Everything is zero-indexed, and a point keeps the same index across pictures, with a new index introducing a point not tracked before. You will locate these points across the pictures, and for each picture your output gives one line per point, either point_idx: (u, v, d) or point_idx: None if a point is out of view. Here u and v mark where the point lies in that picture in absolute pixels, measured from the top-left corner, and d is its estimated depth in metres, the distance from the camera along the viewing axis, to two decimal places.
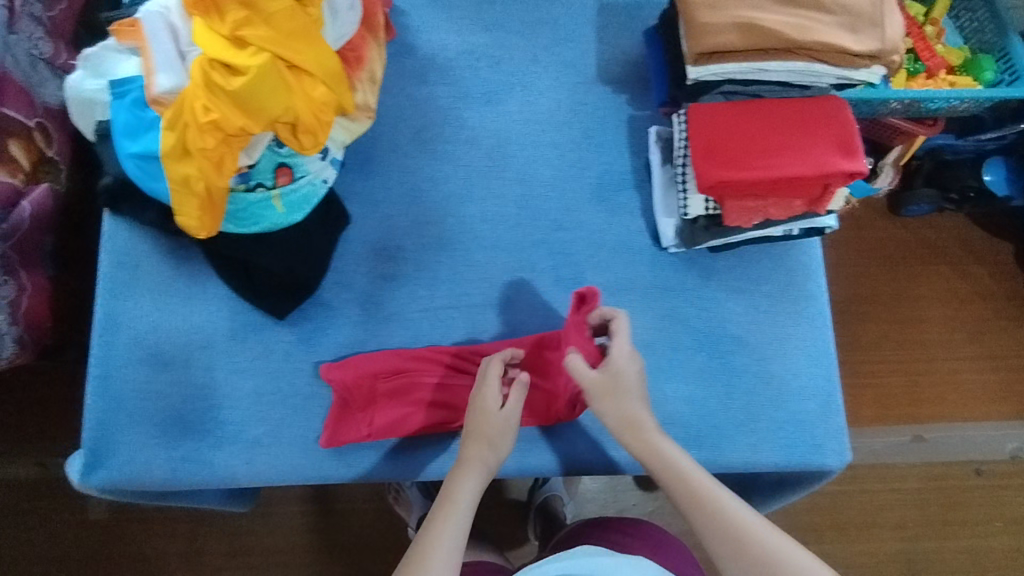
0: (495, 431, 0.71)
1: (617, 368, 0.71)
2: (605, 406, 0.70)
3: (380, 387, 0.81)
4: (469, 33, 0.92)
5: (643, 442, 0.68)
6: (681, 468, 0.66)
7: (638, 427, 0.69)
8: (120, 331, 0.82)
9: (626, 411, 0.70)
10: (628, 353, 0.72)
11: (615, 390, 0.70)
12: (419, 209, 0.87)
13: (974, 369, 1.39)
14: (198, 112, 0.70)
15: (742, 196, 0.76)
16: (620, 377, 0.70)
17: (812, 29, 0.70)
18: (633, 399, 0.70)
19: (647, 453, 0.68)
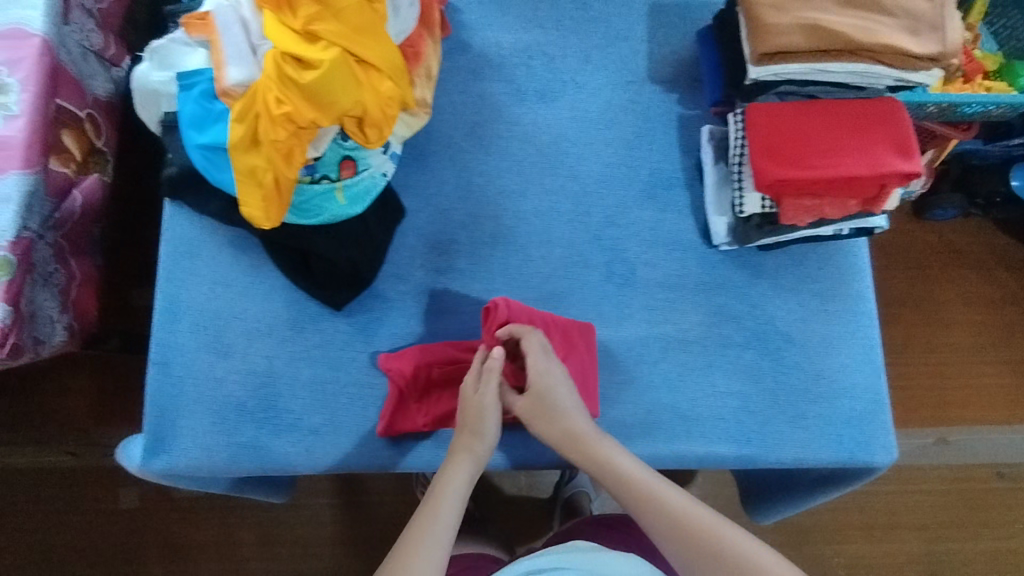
0: (467, 432, 0.74)
1: (544, 382, 0.75)
2: (541, 423, 0.75)
3: (436, 377, 0.83)
4: (523, 32, 0.93)
5: (584, 452, 0.71)
6: (622, 468, 0.68)
7: (578, 439, 0.72)
8: (183, 319, 0.84)
9: (563, 422, 0.73)
10: (544, 369, 0.77)
11: (545, 408, 0.74)
12: (474, 204, 0.89)
13: (1000, 373, 1.40)
14: (271, 104, 0.71)
15: (799, 195, 0.77)
16: (548, 392, 0.75)
17: (874, 32, 0.72)
18: (568, 411, 0.74)
19: (592, 459, 0.70)
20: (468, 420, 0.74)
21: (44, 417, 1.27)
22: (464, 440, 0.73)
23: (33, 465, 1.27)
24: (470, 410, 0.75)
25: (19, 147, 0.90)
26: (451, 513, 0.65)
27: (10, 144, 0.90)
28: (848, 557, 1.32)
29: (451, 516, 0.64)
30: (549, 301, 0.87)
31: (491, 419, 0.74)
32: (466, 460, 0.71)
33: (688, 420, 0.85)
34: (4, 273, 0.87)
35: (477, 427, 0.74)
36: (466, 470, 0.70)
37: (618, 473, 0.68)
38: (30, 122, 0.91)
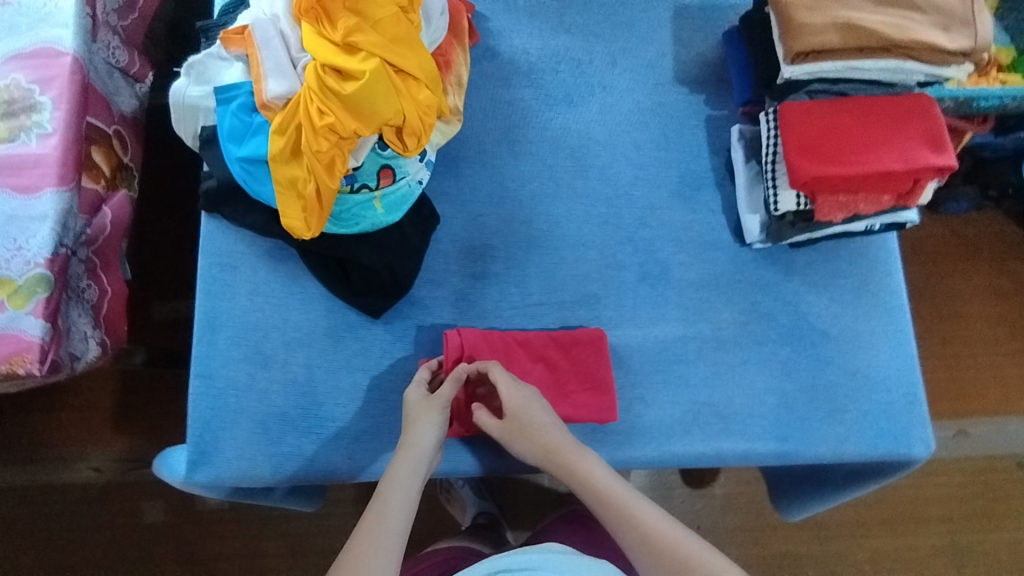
0: (411, 430, 0.75)
1: (517, 401, 0.77)
2: (519, 439, 0.77)
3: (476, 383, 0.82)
4: (550, 37, 0.94)
5: (563, 465, 0.74)
6: (600, 482, 0.71)
7: (555, 452, 0.75)
8: (221, 330, 0.83)
9: (541, 437, 0.76)
10: (515, 392, 0.78)
11: (519, 426, 0.77)
12: (507, 209, 0.89)
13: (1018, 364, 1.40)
14: (314, 116, 0.72)
15: (835, 191, 0.78)
16: (522, 410, 0.77)
17: (908, 29, 0.73)
18: (545, 427, 0.76)
19: (570, 472, 0.73)
20: (416, 422, 0.76)
21: (67, 433, 1.27)
22: (411, 439, 0.75)
23: (56, 482, 1.26)
24: (420, 413, 0.76)
25: (54, 165, 0.90)
26: (401, 515, 0.67)
27: (45, 161, 0.90)
28: (871, 552, 1.32)
29: (402, 519, 0.67)
30: (585, 303, 0.88)
31: (437, 419, 0.76)
32: (416, 459, 0.73)
33: (726, 417, 0.85)
34: (41, 290, 0.87)
35: (422, 426, 0.75)
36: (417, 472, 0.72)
37: (595, 486, 0.71)
38: (63, 139, 0.92)
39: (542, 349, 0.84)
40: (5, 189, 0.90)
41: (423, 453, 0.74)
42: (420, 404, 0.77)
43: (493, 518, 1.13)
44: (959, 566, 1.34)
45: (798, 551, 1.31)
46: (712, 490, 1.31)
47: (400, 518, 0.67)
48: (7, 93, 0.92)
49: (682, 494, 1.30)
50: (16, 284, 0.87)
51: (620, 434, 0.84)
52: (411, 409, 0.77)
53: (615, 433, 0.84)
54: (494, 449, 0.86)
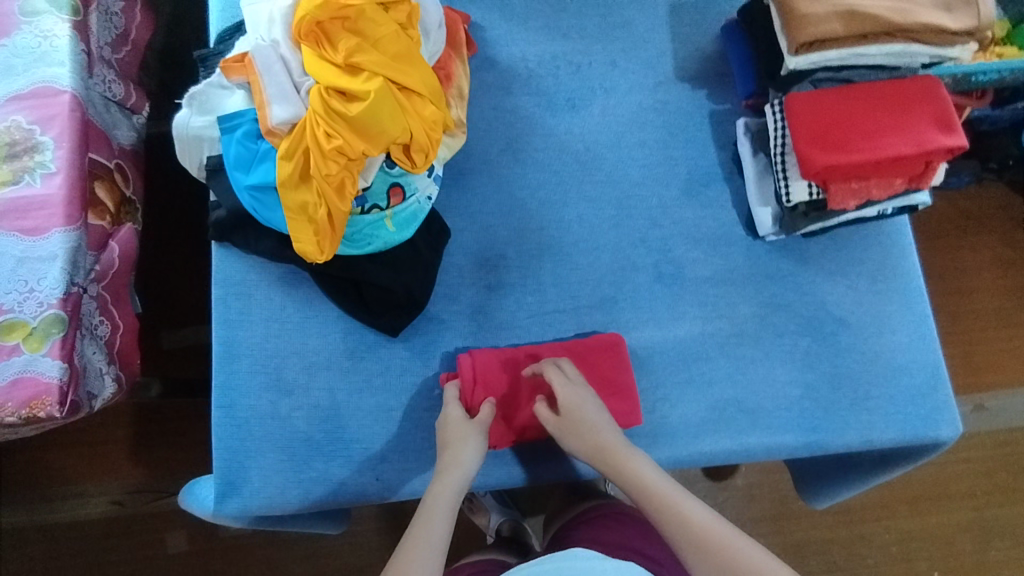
0: (452, 446, 0.75)
1: (573, 398, 0.77)
2: (573, 437, 0.76)
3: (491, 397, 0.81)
4: (548, 43, 0.94)
5: (612, 462, 0.73)
6: (652, 481, 0.70)
7: (605, 450, 0.74)
8: (240, 359, 0.83)
9: (593, 436, 0.75)
10: (573, 390, 0.78)
11: (572, 422, 0.76)
12: (517, 218, 0.89)
13: None
14: (321, 139, 0.72)
15: (847, 178, 0.78)
16: (578, 408, 0.77)
17: (912, 11, 0.73)
18: (599, 425, 0.76)
19: (623, 471, 0.72)
20: (456, 440, 0.76)
21: (84, 469, 1.26)
22: (450, 455, 0.75)
23: (76, 519, 1.25)
24: (459, 430, 0.76)
25: (60, 205, 0.90)
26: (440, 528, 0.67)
27: (51, 202, 0.90)
28: (897, 533, 1.32)
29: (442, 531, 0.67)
30: (602, 307, 0.87)
31: (478, 437, 0.76)
32: (456, 475, 0.73)
33: (751, 412, 0.85)
34: (56, 330, 0.87)
35: (461, 441, 0.76)
36: (457, 486, 0.73)
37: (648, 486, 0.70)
38: (67, 177, 0.91)
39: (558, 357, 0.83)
40: (12, 233, 0.89)
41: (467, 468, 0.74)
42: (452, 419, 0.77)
43: (518, 527, 1.09)
44: (986, 541, 1.33)
45: (824, 537, 1.30)
46: (734, 481, 1.30)
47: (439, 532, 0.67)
48: (8, 135, 0.92)
49: (705, 488, 1.29)
50: (30, 327, 0.86)
51: (647, 436, 0.84)
52: (446, 426, 0.77)
53: (642, 435, 0.84)
54: (523, 460, 0.85)
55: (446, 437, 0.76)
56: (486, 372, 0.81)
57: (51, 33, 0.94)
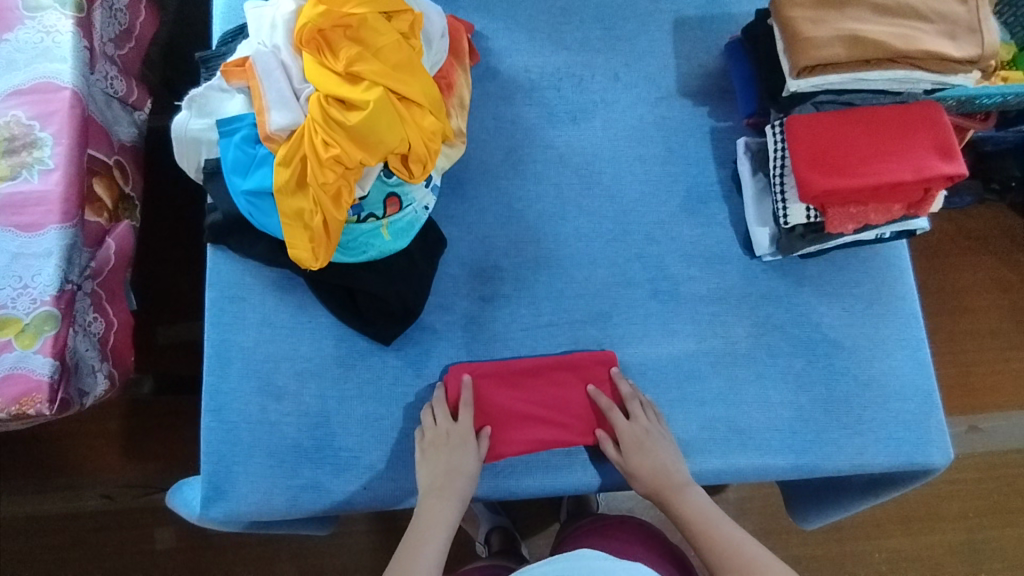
0: (446, 469, 0.78)
1: (637, 443, 0.79)
2: (637, 475, 0.80)
3: (492, 391, 0.84)
4: (551, 54, 0.94)
5: (671, 494, 0.79)
6: (705, 516, 0.77)
7: (666, 486, 0.80)
8: (232, 363, 0.83)
9: (656, 473, 0.80)
10: (643, 431, 0.80)
11: (639, 458, 0.79)
12: (514, 230, 0.89)
13: None
14: (319, 147, 0.72)
15: (846, 203, 0.78)
16: (644, 451, 0.79)
17: (915, 38, 0.73)
18: (662, 462, 0.80)
19: (678, 503, 0.79)
20: (449, 465, 0.78)
21: (74, 462, 1.26)
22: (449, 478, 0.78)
23: (65, 511, 1.25)
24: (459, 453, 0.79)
25: (57, 201, 0.90)
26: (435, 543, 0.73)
27: (48, 199, 0.90)
28: (887, 551, 1.32)
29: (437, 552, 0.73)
30: (596, 321, 0.87)
31: (462, 449, 0.79)
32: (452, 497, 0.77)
33: (743, 433, 0.84)
34: (49, 327, 0.87)
35: (454, 466, 0.78)
36: (454, 505, 0.77)
37: (700, 510, 0.78)
38: (65, 174, 0.91)
39: (551, 369, 0.84)
40: (8, 228, 0.89)
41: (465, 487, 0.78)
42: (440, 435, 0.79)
43: (507, 535, 1.13)
44: (975, 563, 1.33)
45: (815, 554, 1.30)
46: (725, 494, 1.30)
47: (434, 551, 0.73)
48: (8, 131, 0.91)
49: None
50: (23, 323, 0.87)
51: None
52: (431, 444, 0.79)
53: None
54: (512, 474, 0.83)
55: (437, 460, 0.78)
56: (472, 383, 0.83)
57: (54, 29, 0.94)
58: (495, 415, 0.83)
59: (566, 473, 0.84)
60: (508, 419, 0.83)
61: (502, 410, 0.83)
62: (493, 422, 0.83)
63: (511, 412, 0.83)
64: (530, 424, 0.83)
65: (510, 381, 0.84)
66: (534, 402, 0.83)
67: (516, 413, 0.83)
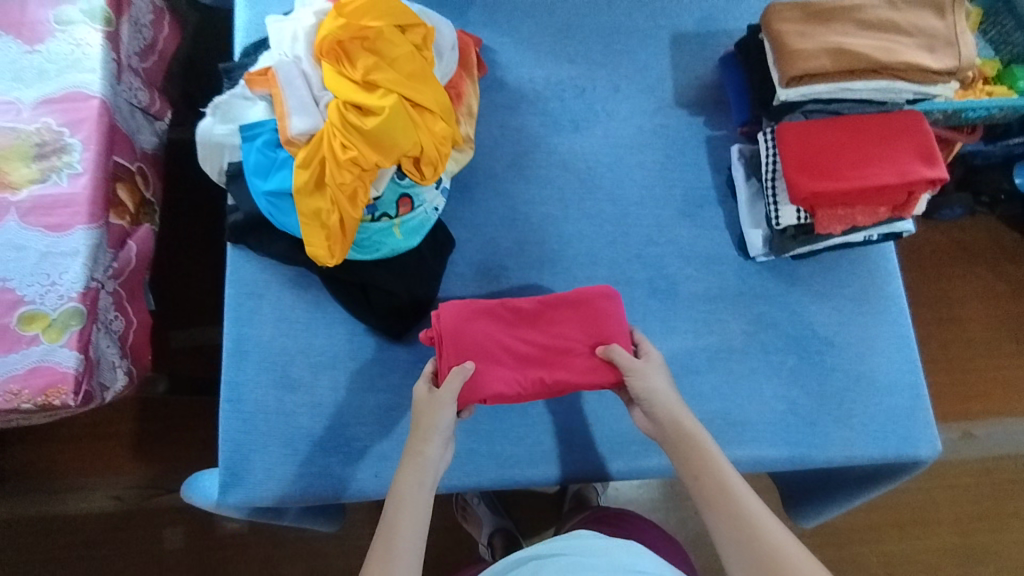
0: (422, 434, 0.73)
1: (642, 380, 0.76)
2: (655, 411, 0.74)
3: (491, 330, 0.83)
4: (555, 67, 1.00)
5: (681, 439, 0.71)
6: (716, 467, 0.67)
7: (680, 430, 0.71)
8: (249, 356, 0.86)
9: (670, 414, 0.73)
10: (656, 369, 0.78)
11: (648, 396, 0.75)
12: (519, 231, 0.93)
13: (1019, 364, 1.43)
14: (337, 149, 0.76)
15: (834, 205, 0.82)
16: (650, 387, 0.76)
17: (895, 50, 0.78)
18: (674, 406, 0.74)
19: (686, 454, 0.70)
20: (426, 425, 0.73)
21: (86, 463, 1.29)
22: (417, 445, 0.72)
23: (78, 511, 1.28)
24: (430, 416, 0.74)
25: (85, 203, 0.94)
26: (414, 524, 0.65)
27: (76, 201, 0.95)
28: (884, 555, 1.34)
29: (420, 521, 0.65)
30: None
31: (445, 410, 0.75)
32: (427, 467, 0.70)
33: (739, 426, 0.88)
34: (75, 323, 0.91)
35: (432, 427, 0.73)
36: (429, 473, 0.70)
37: (706, 469, 0.67)
38: (93, 179, 0.96)
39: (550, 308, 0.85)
40: (37, 228, 0.93)
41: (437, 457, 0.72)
42: (426, 409, 0.75)
43: (510, 537, 1.15)
44: (971, 568, 1.35)
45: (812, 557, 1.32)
46: None
47: (415, 517, 0.65)
48: (37, 138, 0.96)
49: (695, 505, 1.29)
50: (50, 319, 0.91)
51: (639, 443, 0.89)
52: (419, 409, 0.76)
53: (632, 443, 0.89)
54: (518, 463, 0.88)
55: (418, 420, 0.74)
56: (466, 319, 0.82)
57: (83, 42, 1.00)
58: (498, 353, 0.82)
59: (567, 462, 0.88)
60: (507, 359, 0.82)
61: (503, 348, 0.82)
62: (495, 361, 0.81)
63: (510, 351, 0.82)
64: (532, 363, 0.82)
65: (508, 323, 0.84)
66: (534, 340, 0.83)
67: (515, 352, 0.82)
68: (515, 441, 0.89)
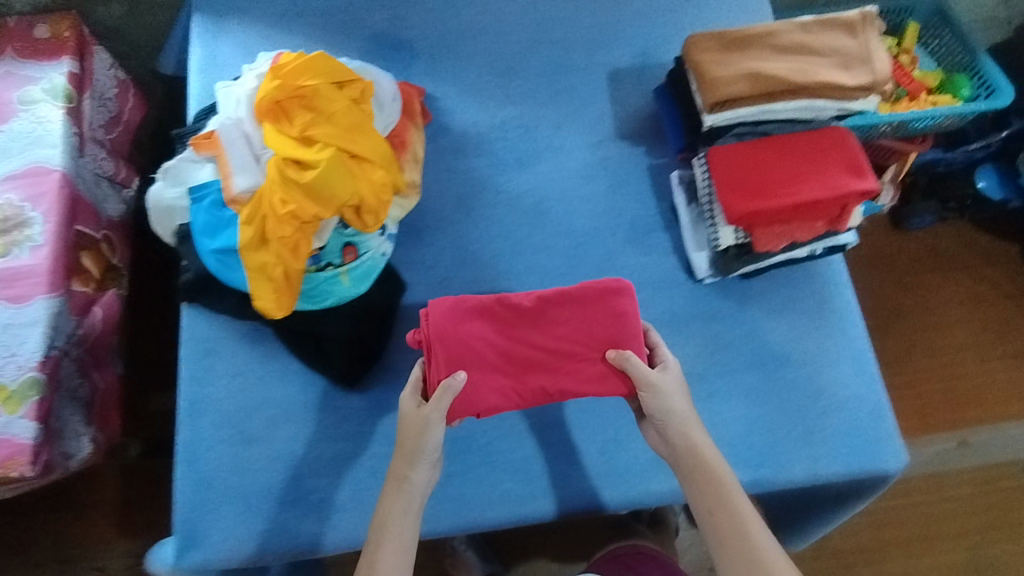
0: (406, 459, 0.75)
1: (656, 394, 0.76)
2: (669, 429, 0.76)
3: (490, 335, 0.81)
4: (498, 109, 1.03)
5: (694, 462, 0.73)
6: (729, 491, 0.71)
7: (694, 452, 0.74)
8: (204, 415, 0.87)
9: (685, 436, 0.75)
10: (674, 382, 0.78)
11: (663, 414, 0.76)
12: (470, 271, 0.94)
13: (1007, 368, 1.42)
14: (277, 204, 0.78)
15: (770, 223, 0.83)
16: (665, 403, 0.76)
17: (810, 71, 0.80)
18: (691, 428, 0.75)
19: (698, 478, 0.73)
20: (412, 449, 0.75)
21: (61, 537, 1.26)
22: (402, 471, 0.75)
23: None
24: (415, 440, 0.75)
25: (45, 274, 0.96)
26: (397, 553, 0.71)
27: (36, 271, 0.96)
28: None
29: (405, 550, 0.71)
30: None
31: (435, 430, 0.75)
32: (410, 495, 0.74)
33: None
34: (33, 393, 0.91)
35: (414, 452, 0.75)
36: (413, 502, 0.74)
37: (717, 493, 0.71)
38: (53, 249, 0.98)
39: (551, 305, 0.83)
40: None
41: (423, 484, 0.76)
42: (412, 428, 0.76)
43: None
44: None
45: None
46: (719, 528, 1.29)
47: (398, 548, 0.71)
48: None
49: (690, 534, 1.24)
50: (9, 390, 0.91)
51: (602, 475, 0.88)
52: (403, 428, 0.76)
53: (593, 476, 0.88)
54: (481, 507, 0.85)
55: (403, 441, 0.76)
56: (460, 323, 0.81)
57: (45, 119, 1.04)
58: (499, 362, 0.81)
59: (529, 500, 0.86)
60: (508, 367, 0.81)
61: (502, 355, 0.81)
62: (495, 370, 0.81)
63: (511, 358, 0.81)
64: (535, 369, 0.82)
65: (510, 325, 0.82)
66: (536, 343, 0.82)
67: (517, 358, 0.81)
68: (473, 484, 0.86)
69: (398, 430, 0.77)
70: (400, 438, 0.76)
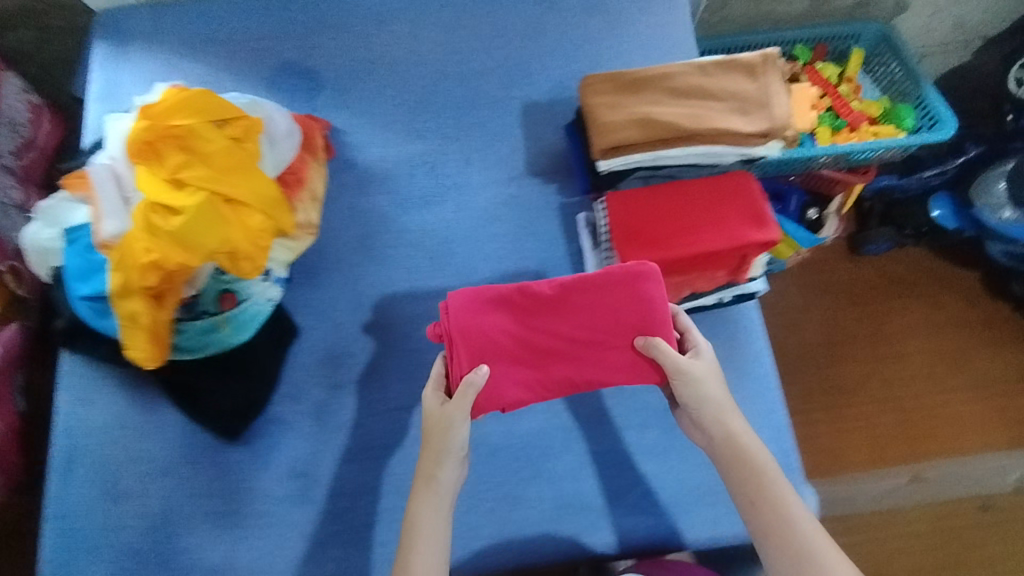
0: (435, 457, 0.72)
1: (689, 386, 0.72)
2: (705, 420, 0.72)
3: (510, 325, 0.76)
4: (406, 144, 0.99)
5: (733, 454, 0.70)
6: (776, 483, 0.69)
7: (734, 443, 0.71)
8: (77, 469, 0.83)
9: (721, 426, 0.72)
10: (709, 369, 0.74)
11: (695, 406, 0.73)
12: (366, 315, 0.91)
13: (965, 400, 1.36)
14: (140, 253, 0.74)
15: (665, 273, 0.80)
16: (698, 394, 0.72)
17: (705, 117, 0.78)
18: (728, 418, 0.72)
19: (739, 470, 0.70)
20: (439, 446, 0.72)
21: None
22: (428, 470, 0.72)
23: None
24: (442, 438, 0.72)
25: None
26: (435, 548, 0.69)
27: None
28: None
29: (441, 546, 0.69)
30: None
31: (463, 424, 0.72)
32: (441, 491, 0.72)
33: (595, 510, 0.82)
34: None
35: (442, 449, 0.72)
36: (444, 497, 0.72)
37: (761, 484, 0.69)
38: None
39: (572, 291, 0.77)
40: None
41: (453, 480, 0.73)
42: (437, 425, 0.73)
43: None
44: None
45: None
46: None
47: (437, 546, 0.69)
48: None
49: None
50: None
51: (492, 534, 0.82)
52: (428, 427, 0.73)
53: (481, 539, 0.82)
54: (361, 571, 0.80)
55: (428, 439, 0.73)
56: (481, 314, 0.76)
57: None
58: (522, 353, 0.76)
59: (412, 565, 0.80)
60: (533, 357, 0.77)
61: (525, 347, 0.76)
62: (519, 361, 0.77)
63: (538, 348, 0.77)
64: (564, 358, 0.77)
65: (533, 313, 0.77)
66: (560, 332, 0.76)
67: (542, 348, 0.77)
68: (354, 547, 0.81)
69: (424, 428, 0.74)
70: (425, 437, 0.73)
